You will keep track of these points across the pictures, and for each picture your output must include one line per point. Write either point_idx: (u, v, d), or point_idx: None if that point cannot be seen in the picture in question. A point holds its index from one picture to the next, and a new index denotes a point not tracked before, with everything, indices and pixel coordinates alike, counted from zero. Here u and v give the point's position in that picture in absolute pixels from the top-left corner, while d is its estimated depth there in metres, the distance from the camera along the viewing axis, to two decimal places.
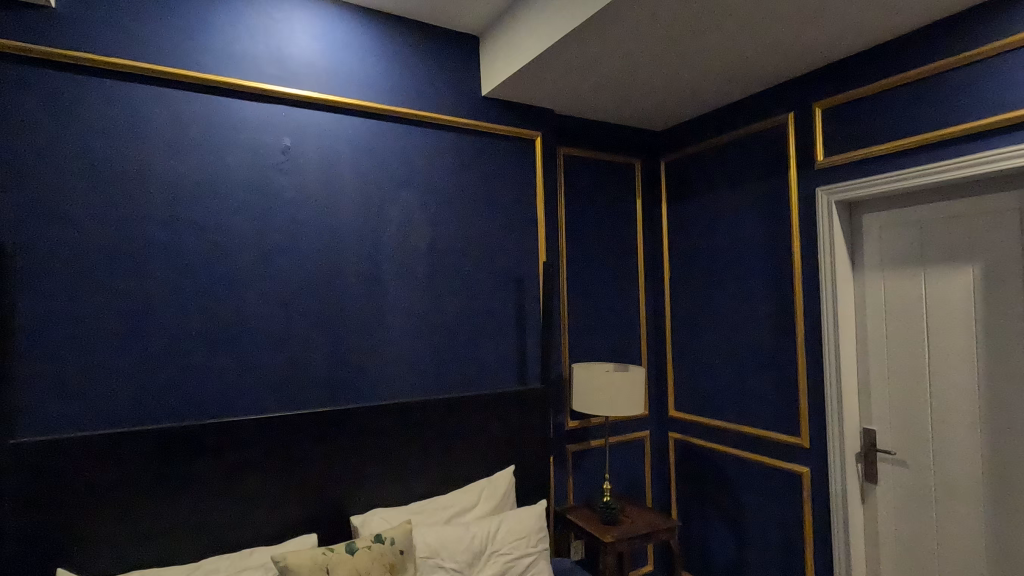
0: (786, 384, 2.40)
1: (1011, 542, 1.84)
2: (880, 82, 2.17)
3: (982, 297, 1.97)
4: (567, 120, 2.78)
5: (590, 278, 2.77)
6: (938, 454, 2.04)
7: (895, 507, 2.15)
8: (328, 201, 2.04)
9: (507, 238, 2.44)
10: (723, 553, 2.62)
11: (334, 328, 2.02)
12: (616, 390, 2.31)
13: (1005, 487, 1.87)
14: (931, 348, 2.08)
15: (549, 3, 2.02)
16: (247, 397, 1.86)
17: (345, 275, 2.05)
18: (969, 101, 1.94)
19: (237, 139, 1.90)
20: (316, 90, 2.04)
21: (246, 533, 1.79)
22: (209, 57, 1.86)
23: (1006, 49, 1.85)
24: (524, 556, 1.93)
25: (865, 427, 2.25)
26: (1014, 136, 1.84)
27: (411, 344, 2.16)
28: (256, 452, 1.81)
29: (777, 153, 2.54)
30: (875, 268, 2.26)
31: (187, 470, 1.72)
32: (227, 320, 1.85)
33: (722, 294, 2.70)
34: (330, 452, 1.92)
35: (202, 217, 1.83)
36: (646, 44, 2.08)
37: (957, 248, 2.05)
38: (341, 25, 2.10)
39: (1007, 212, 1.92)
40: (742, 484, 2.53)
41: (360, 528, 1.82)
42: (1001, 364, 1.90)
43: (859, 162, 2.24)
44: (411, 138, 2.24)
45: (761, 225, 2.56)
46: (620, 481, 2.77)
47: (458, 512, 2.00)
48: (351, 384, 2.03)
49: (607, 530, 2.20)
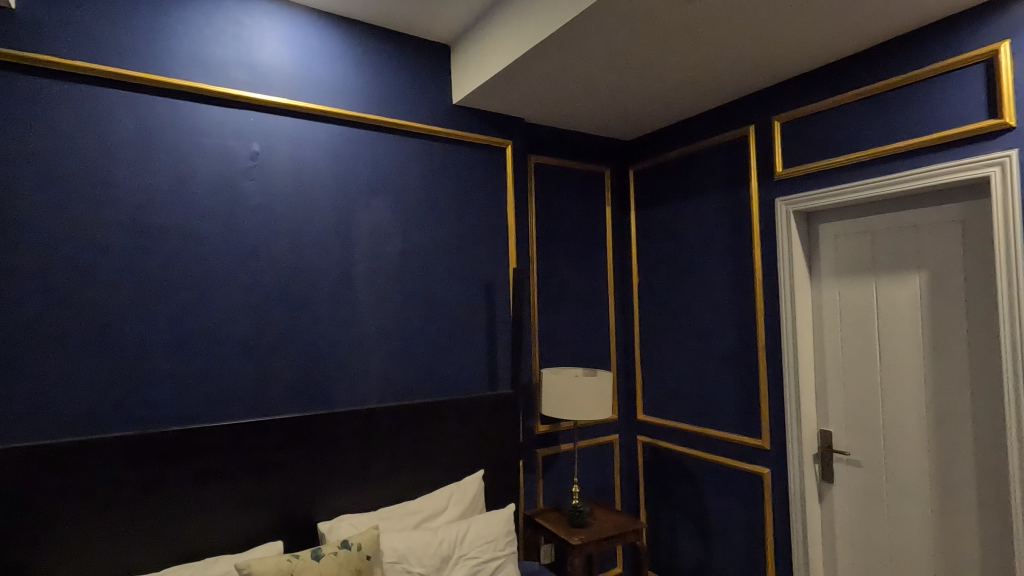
0: (748, 387, 2.47)
1: (956, 540, 1.92)
2: (829, 93, 2.17)
3: (929, 306, 1.99)
4: (538, 130, 2.84)
5: (561, 286, 2.86)
6: (891, 459, 2.10)
7: (849, 507, 2.22)
8: (296, 208, 2.10)
9: (475, 250, 2.52)
10: (691, 553, 2.71)
11: (305, 334, 2.10)
12: (586, 395, 2.35)
13: (954, 494, 1.92)
14: (886, 355, 2.11)
15: (510, 23, 2.08)
16: (223, 399, 1.94)
17: (316, 283, 2.13)
18: (915, 116, 1.93)
19: (204, 145, 1.95)
20: (286, 96, 2.09)
21: (218, 537, 1.88)
22: (177, 61, 1.91)
23: (952, 68, 1.84)
24: (493, 559, 2.00)
25: (822, 427, 2.31)
26: (957, 151, 1.83)
27: (382, 350, 2.26)
28: (231, 458, 1.90)
29: (735, 164, 2.55)
30: (831, 276, 2.28)
31: (165, 475, 1.80)
32: (197, 328, 1.91)
33: (689, 300, 2.75)
34: (299, 459, 2.02)
35: (171, 228, 1.88)
36: (598, 67, 2.14)
37: (903, 258, 2.06)
38: (311, 32, 2.15)
39: (951, 223, 1.93)
40: (708, 485, 2.63)
41: (328, 534, 1.93)
42: (951, 373, 1.92)
43: (811, 174, 2.24)
44: (382, 146, 2.30)
45: (723, 231, 2.60)
46: (592, 482, 2.89)
47: (427, 517, 2.11)
48: (325, 389, 2.13)
49: (574, 534, 2.30)
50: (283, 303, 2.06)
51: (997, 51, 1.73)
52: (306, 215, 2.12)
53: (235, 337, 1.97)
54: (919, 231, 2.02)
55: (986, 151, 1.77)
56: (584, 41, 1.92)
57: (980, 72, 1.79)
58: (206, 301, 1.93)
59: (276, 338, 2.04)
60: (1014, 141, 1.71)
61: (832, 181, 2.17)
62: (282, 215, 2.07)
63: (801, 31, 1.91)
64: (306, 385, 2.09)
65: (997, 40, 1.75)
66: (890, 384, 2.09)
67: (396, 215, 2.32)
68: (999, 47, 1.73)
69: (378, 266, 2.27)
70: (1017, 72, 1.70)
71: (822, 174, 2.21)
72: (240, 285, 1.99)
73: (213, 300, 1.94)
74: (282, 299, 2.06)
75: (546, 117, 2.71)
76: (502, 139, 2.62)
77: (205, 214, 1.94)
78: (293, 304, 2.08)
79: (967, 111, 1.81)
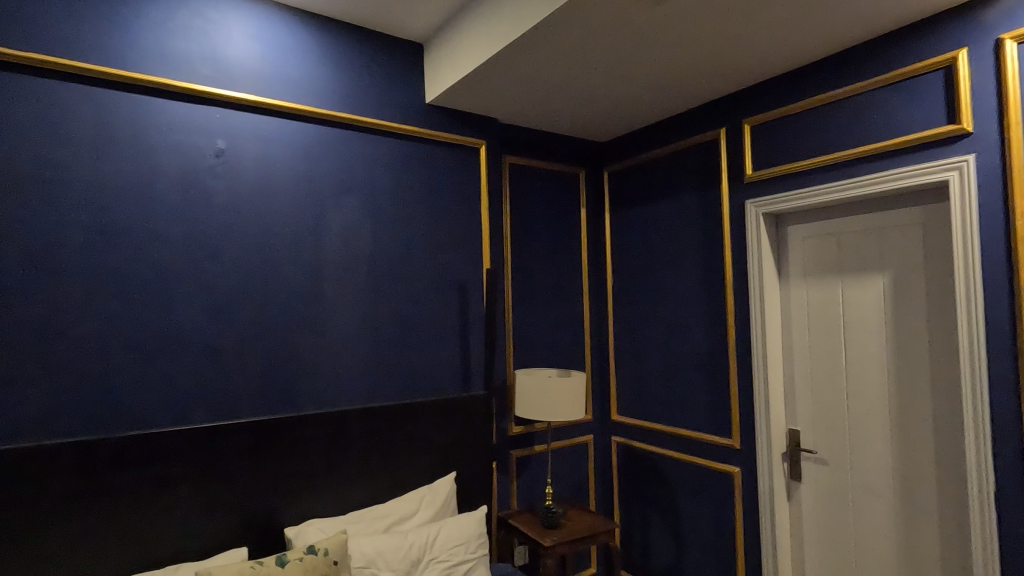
0: (719, 387, 2.50)
1: (917, 536, 1.96)
2: (797, 98, 2.21)
3: (892, 306, 2.03)
4: (512, 130, 2.83)
5: (535, 286, 2.86)
6: (855, 457, 2.14)
7: (816, 505, 2.26)
8: (263, 206, 2.06)
9: (448, 251, 2.51)
10: (663, 553, 2.73)
11: (273, 334, 2.06)
12: (558, 396, 2.35)
13: (916, 491, 1.96)
14: (851, 354, 2.15)
15: (482, 22, 2.06)
16: (185, 403, 1.89)
17: (284, 282, 2.09)
18: (879, 121, 1.97)
19: (167, 141, 1.89)
20: (253, 92, 2.05)
21: (181, 544, 1.83)
22: (138, 55, 1.85)
23: (914, 74, 1.88)
24: (464, 561, 1.98)
25: (790, 426, 2.34)
26: (919, 155, 1.87)
27: (352, 351, 2.23)
28: (193, 463, 1.85)
29: (706, 167, 2.58)
30: (799, 277, 2.32)
31: (123, 481, 1.74)
32: (159, 329, 1.86)
33: (662, 301, 2.77)
34: (266, 462, 1.97)
35: (132, 227, 1.83)
36: (570, 67, 2.15)
37: (867, 260, 2.10)
38: (279, 28, 2.11)
39: (912, 225, 1.97)
40: (680, 484, 2.65)
41: (295, 539, 1.90)
42: (913, 372, 1.97)
43: (779, 177, 2.27)
44: (354, 145, 2.27)
45: (695, 232, 2.62)
46: (566, 483, 2.89)
47: (397, 521, 2.08)
48: (293, 391, 2.09)
49: (547, 536, 2.30)
50: (250, 304, 2.02)
51: (955, 58, 1.78)
52: (273, 213, 2.08)
53: (200, 338, 1.92)
54: (882, 233, 2.06)
55: (945, 156, 1.81)
56: (556, 41, 1.92)
57: (939, 79, 1.83)
58: (169, 301, 1.88)
59: (243, 339, 2.00)
60: (971, 147, 1.76)
61: (799, 183, 2.21)
62: (249, 214, 2.03)
63: (770, 35, 1.93)
64: (273, 388, 2.05)
65: (955, 47, 1.79)
66: (855, 384, 2.13)
67: (368, 214, 2.29)
68: (957, 54, 1.77)
69: (348, 266, 2.24)
70: (974, 80, 1.75)
71: (790, 177, 2.24)
72: (204, 286, 1.94)
73: (176, 300, 1.89)
74: (249, 300, 2.02)
75: (520, 117, 2.71)
76: (476, 139, 2.61)
77: (168, 212, 1.89)
78: (261, 305, 2.04)
79: (927, 117, 1.85)
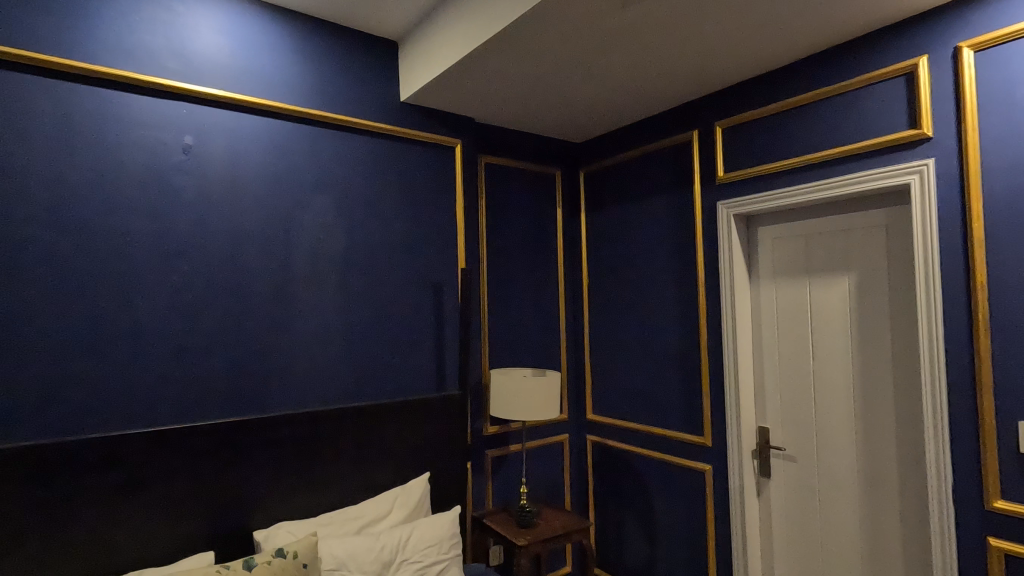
0: (691, 385, 2.53)
1: (880, 530, 2.01)
2: (767, 102, 2.25)
3: (857, 306, 2.08)
4: (488, 130, 2.83)
5: (510, 286, 2.86)
6: (822, 454, 2.19)
7: (784, 501, 2.31)
8: (232, 203, 2.02)
9: (423, 250, 2.50)
10: (637, 552, 2.76)
11: (241, 334, 2.02)
12: (532, 396, 2.35)
13: (880, 487, 2.01)
14: (817, 353, 2.20)
15: (456, 20, 2.05)
16: (149, 406, 1.84)
17: (254, 282, 2.06)
18: (844, 125, 2.01)
19: (132, 136, 1.85)
20: (222, 88, 2.01)
21: (145, 549, 1.78)
22: (102, 49, 1.80)
23: (878, 80, 1.93)
24: (437, 562, 1.98)
25: (760, 424, 2.38)
26: (883, 158, 1.91)
27: (325, 351, 2.20)
28: (158, 466, 1.81)
29: (679, 168, 2.61)
30: (769, 277, 2.37)
31: (84, 485, 1.69)
32: (121, 330, 1.80)
33: (636, 302, 2.80)
34: (234, 465, 1.94)
35: (93, 224, 1.77)
36: (544, 67, 2.15)
37: (834, 261, 2.15)
38: (250, 23, 2.08)
39: (876, 227, 2.02)
40: (654, 482, 2.68)
41: (264, 542, 1.87)
42: (876, 370, 2.02)
43: (750, 178, 2.31)
44: (327, 143, 2.25)
45: (669, 233, 2.65)
46: (541, 482, 2.90)
47: (369, 522, 2.06)
48: (263, 393, 2.06)
49: (521, 535, 2.30)
50: (218, 304, 1.98)
51: (916, 65, 1.83)
52: (242, 211, 2.04)
53: (165, 339, 1.88)
54: (848, 235, 2.11)
55: (906, 160, 1.86)
56: (529, 42, 1.92)
57: (901, 85, 1.88)
58: (132, 301, 1.83)
59: (210, 340, 1.96)
60: (930, 151, 1.81)
61: (769, 185, 2.25)
62: (216, 212, 1.99)
63: (740, 38, 1.96)
64: (243, 389, 2.01)
65: (916, 54, 1.84)
66: (822, 382, 2.18)
67: (340, 214, 2.27)
68: (917, 62, 1.82)
69: (320, 265, 2.21)
70: (934, 86, 1.80)
71: (760, 179, 2.28)
72: (170, 285, 1.89)
73: (140, 300, 1.84)
74: (217, 301, 1.98)
75: (496, 117, 2.71)
76: (451, 139, 2.60)
77: (133, 209, 1.84)
78: (230, 306, 2.00)
79: (890, 122, 1.90)
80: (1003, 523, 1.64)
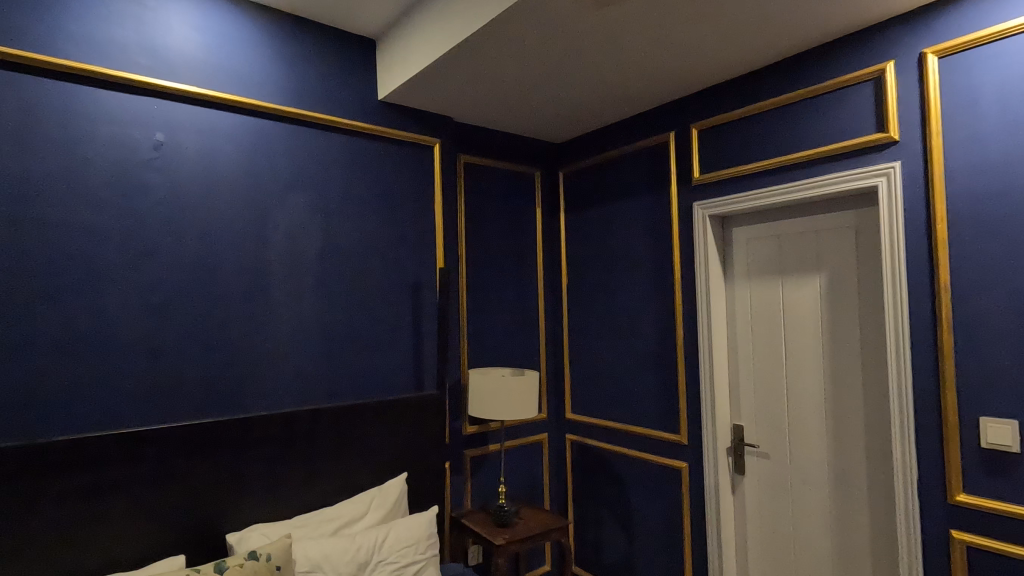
0: (668, 384, 2.56)
1: (850, 524, 2.06)
2: (741, 105, 2.28)
3: (827, 305, 2.12)
4: (467, 129, 2.83)
5: (489, 286, 2.86)
6: (794, 450, 2.22)
7: (758, 497, 2.34)
8: (205, 201, 1.99)
9: (402, 249, 2.49)
10: (615, 551, 2.78)
11: (214, 334, 1.99)
12: (510, 396, 2.36)
13: (850, 482, 2.06)
14: (789, 351, 2.24)
15: (433, 20, 2.05)
16: (118, 407, 1.80)
17: (228, 281, 2.03)
18: (815, 128, 2.05)
19: (100, 132, 1.81)
20: (193, 84, 1.97)
21: (111, 554, 1.74)
22: (68, 42, 1.76)
23: (847, 84, 1.97)
24: (413, 563, 1.97)
25: (734, 422, 2.42)
26: (852, 161, 1.96)
27: (300, 351, 2.18)
28: (127, 468, 1.77)
29: (656, 169, 2.63)
30: (743, 277, 2.40)
31: (49, 489, 1.65)
32: (89, 330, 1.76)
33: (614, 302, 2.82)
34: (206, 467, 1.91)
35: (59, 222, 1.73)
36: (521, 68, 2.15)
37: (805, 261, 2.20)
38: (223, 19, 2.05)
39: (846, 228, 2.07)
40: (631, 480, 2.70)
41: (237, 545, 1.84)
42: (844, 368, 2.07)
43: (725, 179, 2.34)
44: (303, 140, 2.23)
45: (646, 233, 2.67)
46: (520, 482, 2.90)
47: (345, 524, 2.05)
48: (237, 394, 2.02)
49: (499, 534, 2.30)
50: (190, 304, 1.95)
51: (883, 70, 1.87)
52: (215, 208, 2.01)
53: (135, 338, 1.84)
54: (819, 236, 2.15)
55: (874, 162, 1.90)
56: (506, 42, 1.93)
57: (869, 89, 1.92)
58: (100, 300, 1.79)
59: (182, 340, 1.92)
60: (897, 154, 1.85)
61: (743, 187, 2.29)
62: (188, 210, 1.96)
63: (714, 41, 1.99)
64: (215, 389, 1.98)
65: (883, 59, 1.89)
66: (794, 380, 2.22)
67: (317, 213, 2.25)
68: (884, 67, 1.87)
69: (297, 264, 2.19)
70: (900, 90, 1.84)
71: (735, 180, 2.31)
72: (139, 284, 1.86)
73: (108, 299, 1.80)
74: (189, 301, 1.95)
75: (475, 116, 2.71)
76: (430, 138, 2.59)
77: (100, 207, 1.80)
78: (202, 305, 1.97)
79: (858, 125, 1.94)
80: (965, 516, 1.69)
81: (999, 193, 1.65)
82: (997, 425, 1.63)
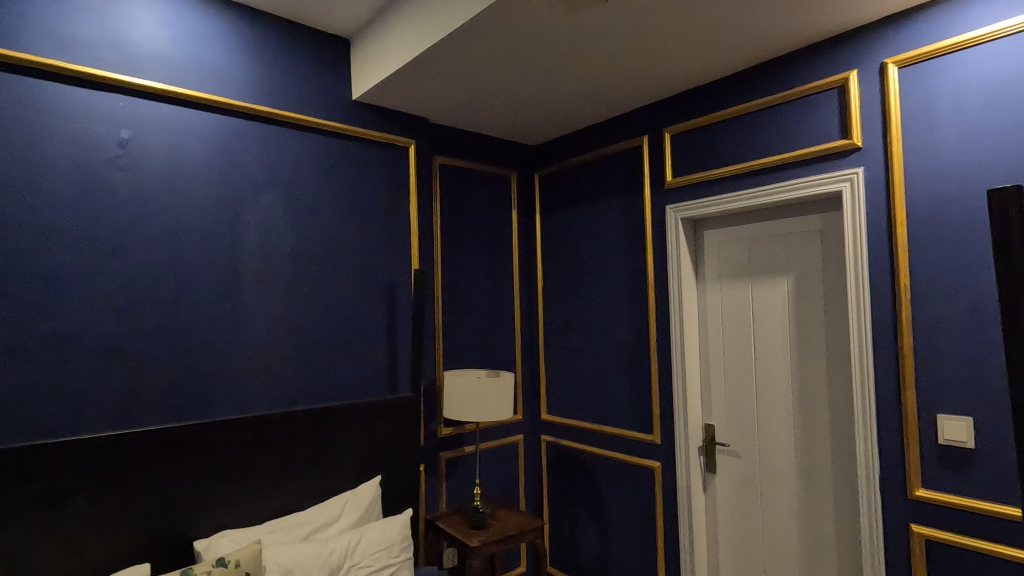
0: (642, 384, 2.59)
1: (816, 520, 2.11)
2: (712, 110, 2.33)
3: (794, 306, 2.18)
4: (442, 130, 2.83)
5: (464, 287, 2.86)
6: (763, 448, 2.27)
7: (729, 495, 2.39)
8: (172, 200, 1.95)
9: (376, 251, 2.47)
10: (590, 550, 2.80)
11: (181, 337, 1.94)
12: (485, 397, 2.35)
13: (816, 479, 2.11)
14: (758, 351, 2.29)
15: (407, 21, 2.04)
16: (79, 413, 1.74)
17: (197, 281, 1.99)
18: (783, 134, 2.11)
19: (63, 128, 1.75)
20: (161, 81, 1.93)
21: (72, 564, 1.68)
22: (29, 35, 1.70)
23: (812, 92, 2.03)
24: (386, 566, 1.95)
25: (706, 421, 2.46)
26: (818, 166, 2.01)
27: (271, 353, 2.14)
28: (90, 475, 1.71)
29: (630, 171, 2.67)
30: (714, 279, 2.45)
31: (4, 498, 1.58)
32: (49, 333, 1.70)
33: (589, 304, 2.84)
34: (174, 472, 1.86)
35: (17, 220, 1.67)
36: (496, 70, 2.16)
37: (773, 263, 2.25)
38: (193, 15, 2.01)
39: (812, 232, 2.13)
40: (606, 480, 2.72)
41: (205, 552, 1.80)
42: (810, 367, 2.12)
43: (696, 183, 2.39)
44: (274, 139, 2.19)
45: (621, 235, 2.70)
46: (495, 483, 2.90)
47: (318, 528, 2.02)
48: (205, 398, 1.98)
49: (474, 536, 2.30)
50: (158, 306, 1.90)
51: (847, 79, 1.93)
52: (183, 208, 1.97)
53: (99, 341, 1.78)
54: (787, 238, 2.21)
55: (839, 168, 1.96)
56: (480, 44, 1.93)
57: (833, 97, 1.98)
58: (61, 302, 1.73)
59: (147, 343, 1.87)
60: (860, 160, 1.91)
61: (714, 190, 2.33)
62: (155, 209, 1.91)
63: (686, 47, 2.02)
64: (183, 393, 1.94)
65: (847, 68, 1.95)
66: (762, 380, 2.27)
67: (289, 213, 2.22)
68: (848, 76, 1.93)
69: (268, 265, 2.15)
70: (863, 99, 1.90)
71: (706, 184, 2.36)
72: (103, 285, 1.80)
73: (70, 301, 1.74)
74: (156, 302, 1.90)
75: (451, 118, 2.70)
76: (405, 138, 2.58)
77: (62, 205, 1.74)
78: (170, 307, 1.92)
79: (824, 132, 2.00)
80: (925, 510, 1.75)
81: (955, 199, 1.72)
82: (953, 422, 1.70)
